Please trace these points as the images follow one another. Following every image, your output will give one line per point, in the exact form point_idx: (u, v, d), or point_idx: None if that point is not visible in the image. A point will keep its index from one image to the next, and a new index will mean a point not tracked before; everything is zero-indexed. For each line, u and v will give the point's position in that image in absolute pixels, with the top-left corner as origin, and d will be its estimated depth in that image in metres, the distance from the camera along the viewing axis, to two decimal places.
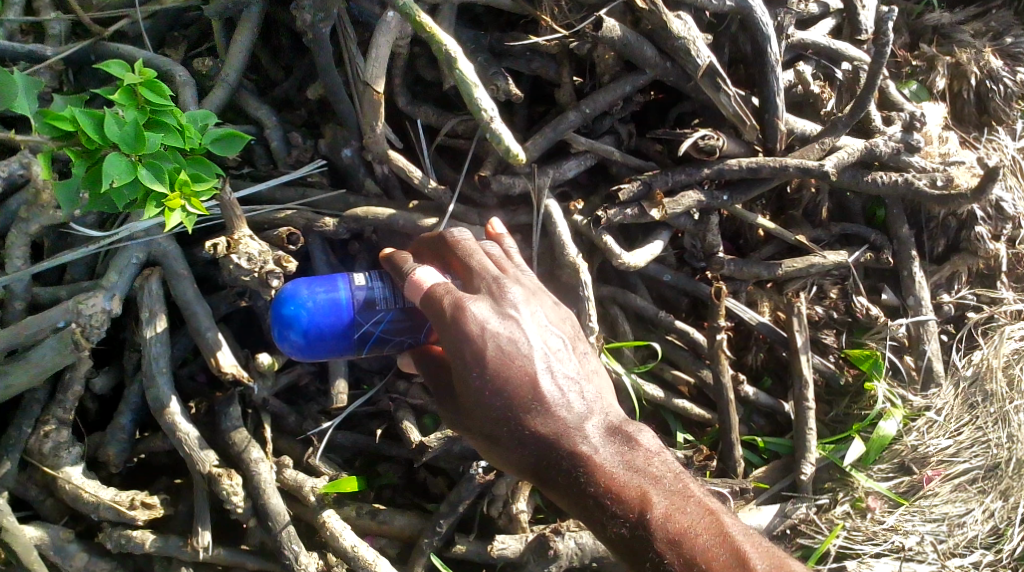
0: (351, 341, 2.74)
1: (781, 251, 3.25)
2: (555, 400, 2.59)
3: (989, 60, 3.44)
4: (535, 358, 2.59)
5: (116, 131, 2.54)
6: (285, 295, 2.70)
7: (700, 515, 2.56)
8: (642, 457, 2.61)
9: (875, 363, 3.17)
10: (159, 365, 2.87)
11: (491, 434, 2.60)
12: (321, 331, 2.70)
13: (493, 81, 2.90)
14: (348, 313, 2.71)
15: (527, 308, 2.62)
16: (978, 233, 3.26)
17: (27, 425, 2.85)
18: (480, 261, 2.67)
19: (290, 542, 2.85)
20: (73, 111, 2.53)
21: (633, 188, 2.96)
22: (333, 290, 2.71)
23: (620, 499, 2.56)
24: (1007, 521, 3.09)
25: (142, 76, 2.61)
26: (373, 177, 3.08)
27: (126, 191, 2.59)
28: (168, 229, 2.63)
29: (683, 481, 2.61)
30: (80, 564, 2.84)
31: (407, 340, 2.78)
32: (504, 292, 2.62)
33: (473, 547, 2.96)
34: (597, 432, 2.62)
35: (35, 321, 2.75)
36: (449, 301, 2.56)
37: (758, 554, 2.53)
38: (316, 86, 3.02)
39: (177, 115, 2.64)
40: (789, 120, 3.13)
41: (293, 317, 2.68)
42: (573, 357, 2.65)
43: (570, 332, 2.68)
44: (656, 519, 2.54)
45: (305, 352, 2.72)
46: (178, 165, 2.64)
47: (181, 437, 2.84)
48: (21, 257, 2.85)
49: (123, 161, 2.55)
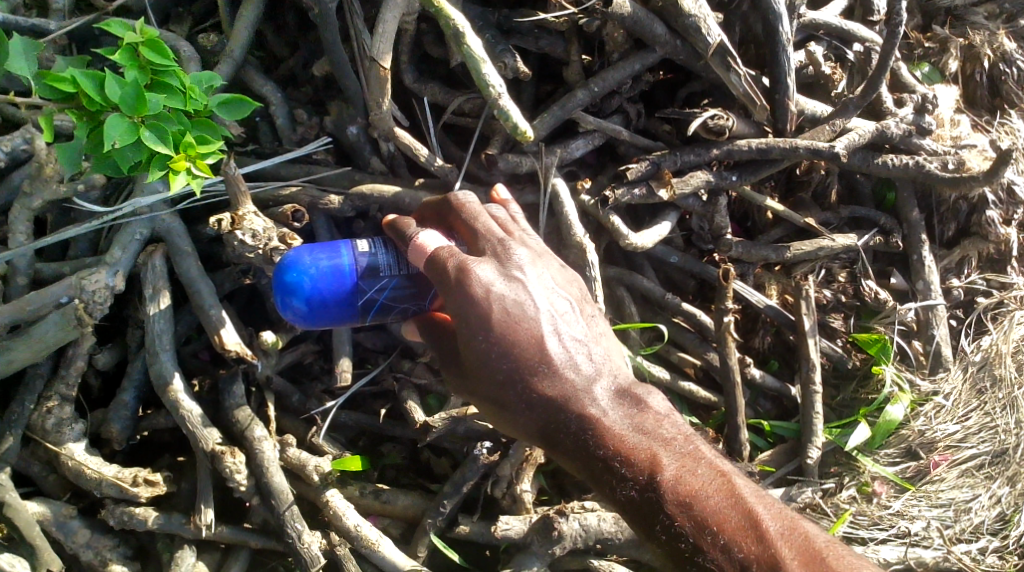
0: (355, 308, 2.72)
1: (789, 233, 3.22)
2: (562, 362, 2.57)
3: (1002, 43, 3.41)
4: (542, 320, 2.56)
5: (117, 90, 2.49)
6: (287, 263, 2.67)
7: (711, 477, 2.54)
8: (651, 420, 2.59)
9: (884, 347, 3.13)
10: (163, 342, 2.84)
11: (498, 399, 2.58)
12: (325, 299, 2.67)
13: (500, 58, 2.87)
14: (351, 279, 2.68)
15: (533, 270, 2.59)
16: (989, 216, 3.22)
17: (30, 401, 2.84)
18: (486, 223, 2.64)
19: (293, 521, 2.82)
20: (74, 72, 2.50)
21: (642, 168, 2.94)
22: (336, 257, 2.68)
23: (629, 462, 2.54)
24: (1014, 507, 3.09)
25: (143, 36, 2.56)
26: (378, 155, 3.05)
27: (129, 152, 2.55)
28: (173, 192, 2.59)
29: (693, 444, 2.59)
30: (82, 541, 2.83)
31: (411, 307, 2.77)
32: (509, 254, 2.60)
33: (477, 528, 2.95)
34: (605, 394, 2.59)
35: (38, 297, 2.74)
36: (454, 264, 2.55)
37: (771, 515, 2.50)
38: (322, 62, 2.99)
39: (181, 76, 2.60)
40: (800, 101, 3.10)
41: (295, 284, 2.65)
42: (581, 319, 2.62)
43: (578, 294, 2.65)
44: (667, 481, 2.51)
45: (309, 320, 2.70)
46: (182, 127, 2.60)
47: (184, 414, 2.82)
48: (24, 232, 2.81)
49: (126, 122, 2.50)
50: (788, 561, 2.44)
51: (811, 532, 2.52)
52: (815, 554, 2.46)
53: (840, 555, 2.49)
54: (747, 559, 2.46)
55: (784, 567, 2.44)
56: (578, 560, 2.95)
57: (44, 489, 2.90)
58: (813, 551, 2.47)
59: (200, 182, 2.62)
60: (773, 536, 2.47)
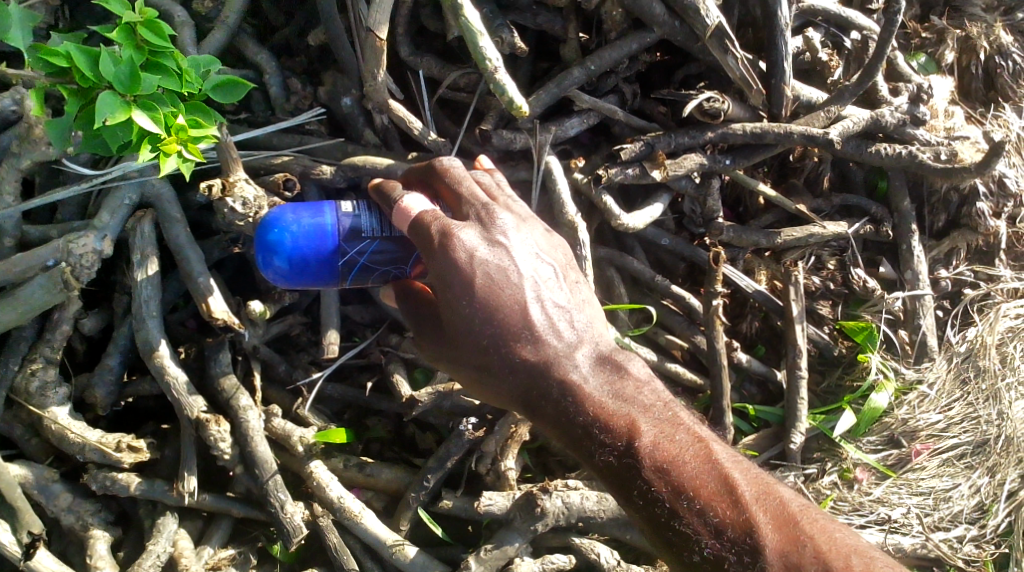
0: (335, 269, 2.67)
1: (780, 219, 3.22)
2: (544, 329, 2.55)
3: (999, 35, 3.42)
4: (525, 286, 2.54)
5: (110, 68, 2.46)
6: (270, 220, 2.64)
7: (689, 443, 2.53)
8: (631, 387, 2.58)
9: (870, 335, 3.16)
10: (150, 308, 2.82)
11: (480, 365, 2.55)
12: (306, 257, 2.64)
13: (497, 33, 2.86)
14: (332, 239, 2.64)
15: (517, 236, 2.58)
16: (979, 208, 3.23)
17: (14, 362, 2.82)
18: (470, 188, 2.61)
19: (276, 491, 2.83)
20: (69, 47, 2.46)
21: (636, 149, 2.92)
22: (319, 216, 2.65)
23: (608, 428, 2.53)
24: (992, 497, 3.13)
25: (142, 15, 2.51)
26: (372, 128, 3.04)
27: (119, 131, 2.53)
28: (162, 173, 2.57)
29: (672, 410, 2.58)
30: (63, 505, 2.82)
31: (392, 271, 2.72)
32: (493, 219, 2.57)
33: (459, 503, 2.96)
34: (586, 360, 2.58)
35: (25, 259, 2.72)
36: (437, 228, 2.52)
37: (746, 480, 2.50)
38: (318, 32, 2.98)
39: (177, 58, 2.57)
40: (796, 86, 3.08)
41: (277, 241, 2.62)
42: (564, 287, 2.60)
43: (561, 260, 2.64)
44: (644, 447, 2.51)
45: (290, 279, 2.66)
46: (175, 109, 2.57)
47: (169, 381, 2.81)
48: (12, 193, 2.79)
49: (117, 100, 2.47)
50: (762, 526, 2.45)
51: (786, 497, 2.51)
52: (789, 518, 2.46)
53: (814, 520, 2.48)
54: (722, 523, 2.46)
55: (759, 531, 2.44)
56: (560, 537, 2.96)
57: (27, 452, 2.89)
58: (786, 515, 2.47)
59: (190, 165, 2.60)
60: (748, 501, 2.47)
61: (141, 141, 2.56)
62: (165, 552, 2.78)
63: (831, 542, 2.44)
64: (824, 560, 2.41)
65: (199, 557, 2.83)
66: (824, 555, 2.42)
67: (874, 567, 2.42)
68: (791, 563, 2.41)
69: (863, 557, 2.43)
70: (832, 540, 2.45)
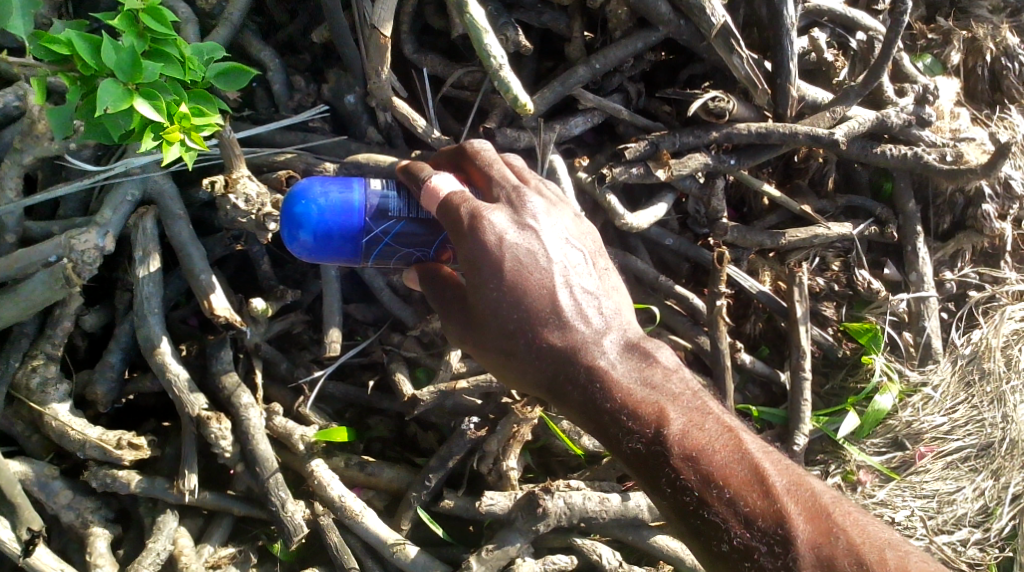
0: (359, 247, 2.66)
1: (785, 220, 3.20)
2: (572, 314, 2.54)
3: (1006, 37, 3.41)
4: (554, 271, 2.53)
5: (111, 56, 2.44)
6: (297, 192, 2.62)
7: (719, 432, 2.52)
8: (660, 375, 2.57)
9: (875, 337, 3.12)
10: (151, 305, 2.80)
11: (505, 349, 2.54)
12: (331, 231, 2.61)
13: (502, 31, 2.85)
14: (359, 216, 2.62)
15: (547, 219, 2.55)
16: (984, 210, 3.22)
17: (15, 358, 2.81)
18: (500, 171, 2.59)
19: (277, 489, 2.82)
20: (70, 35, 2.45)
21: (640, 147, 2.91)
22: (347, 192, 2.63)
23: (636, 415, 2.52)
24: (997, 500, 3.12)
25: (144, 2, 2.50)
26: (376, 126, 3.03)
27: (121, 119, 2.52)
28: (165, 162, 2.55)
29: (701, 399, 2.57)
30: (63, 502, 2.81)
31: (414, 253, 2.71)
32: (523, 202, 2.55)
33: (461, 502, 2.94)
34: (614, 347, 2.57)
35: (26, 255, 2.71)
36: (466, 210, 2.50)
37: (777, 471, 2.48)
38: (322, 29, 2.97)
39: (180, 46, 2.56)
40: (801, 87, 3.08)
41: (303, 214, 2.59)
42: (593, 273, 2.58)
43: (591, 247, 2.61)
44: (673, 435, 2.50)
45: (314, 254, 2.65)
46: (178, 97, 2.55)
47: (170, 378, 2.79)
48: (14, 189, 2.77)
49: (119, 89, 2.46)
50: (794, 517, 2.43)
51: (817, 488, 2.50)
52: (821, 510, 2.45)
53: (846, 512, 2.47)
54: (752, 513, 2.44)
55: (790, 522, 2.42)
56: (561, 538, 2.94)
57: (27, 449, 2.88)
58: (818, 508, 2.45)
59: (192, 154, 2.59)
60: (779, 491, 2.45)
61: (143, 130, 2.55)
62: (165, 550, 2.77)
63: (863, 535, 2.43)
64: (857, 552, 2.40)
65: (199, 555, 2.82)
66: (857, 547, 2.41)
67: (907, 562, 2.40)
68: (823, 556, 2.40)
69: (897, 551, 2.41)
70: (864, 532, 2.43)
